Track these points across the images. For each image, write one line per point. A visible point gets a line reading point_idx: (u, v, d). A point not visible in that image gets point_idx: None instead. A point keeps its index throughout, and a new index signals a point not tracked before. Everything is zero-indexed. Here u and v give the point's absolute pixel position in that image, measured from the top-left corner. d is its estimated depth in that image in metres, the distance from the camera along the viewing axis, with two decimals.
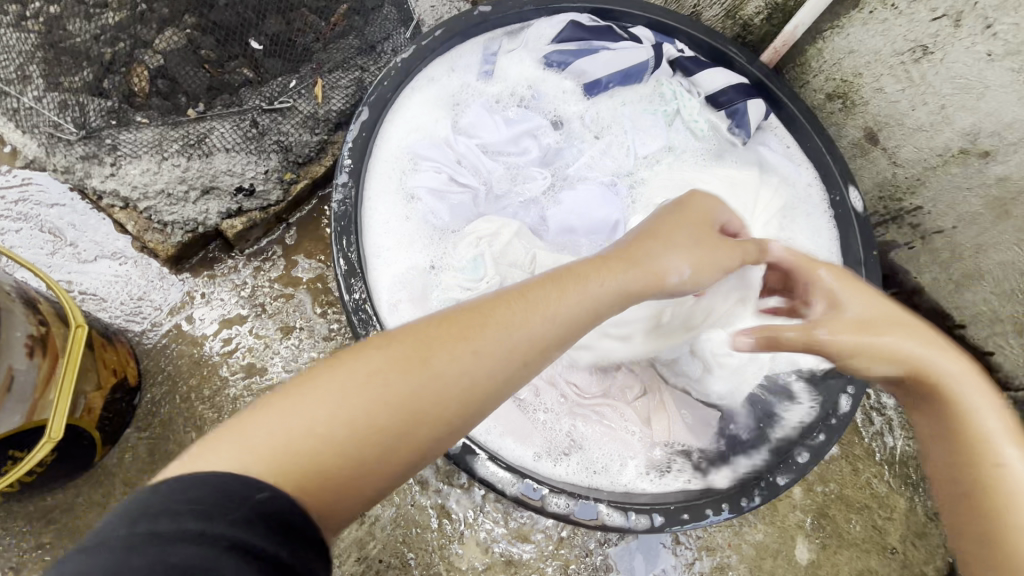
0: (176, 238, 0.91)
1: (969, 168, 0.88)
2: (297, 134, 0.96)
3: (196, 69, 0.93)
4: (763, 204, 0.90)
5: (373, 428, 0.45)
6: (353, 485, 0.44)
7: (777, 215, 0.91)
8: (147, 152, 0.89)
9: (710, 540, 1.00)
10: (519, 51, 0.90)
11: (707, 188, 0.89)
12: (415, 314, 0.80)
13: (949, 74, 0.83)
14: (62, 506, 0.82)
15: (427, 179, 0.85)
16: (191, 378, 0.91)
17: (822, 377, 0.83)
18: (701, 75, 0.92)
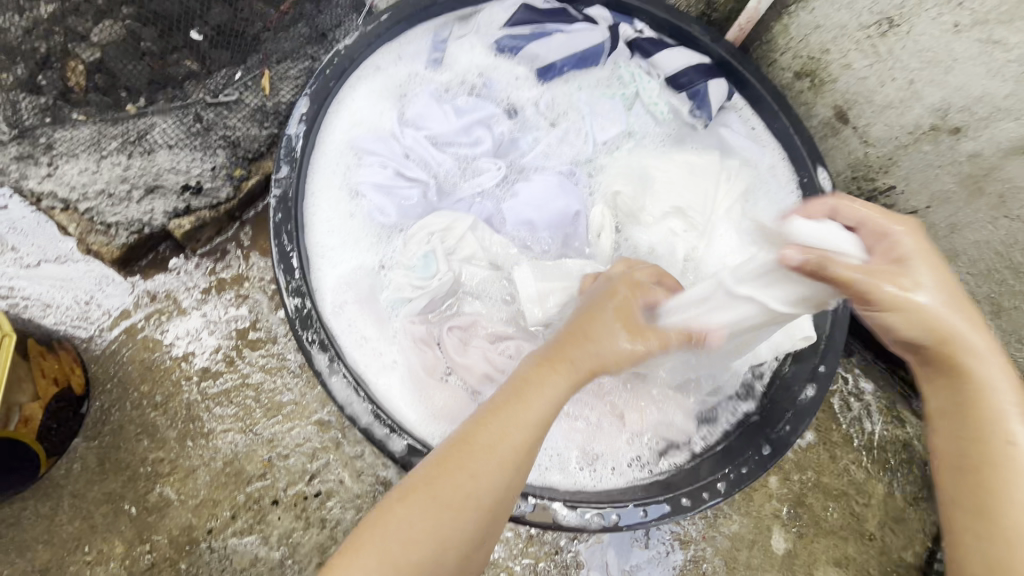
0: (120, 240, 0.88)
1: (941, 145, 0.85)
2: (245, 128, 0.93)
3: (136, 62, 0.87)
4: (725, 191, 0.86)
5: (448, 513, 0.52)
6: None
7: (740, 201, 0.87)
8: (84, 151, 0.86)
9: (684, 532, 0.98)
10: (470, 36, 0.87)
11: (664, 176, 0.85)
12: (361, 315, 0.78)
13: (916, 48, 0.80)
14: (9, 519, 0.80)
15: (371, 175, 0.82)
16: (142, 384, 0.88)
17: (788, 367, 0.83)
18: (660, 55, 0.89)
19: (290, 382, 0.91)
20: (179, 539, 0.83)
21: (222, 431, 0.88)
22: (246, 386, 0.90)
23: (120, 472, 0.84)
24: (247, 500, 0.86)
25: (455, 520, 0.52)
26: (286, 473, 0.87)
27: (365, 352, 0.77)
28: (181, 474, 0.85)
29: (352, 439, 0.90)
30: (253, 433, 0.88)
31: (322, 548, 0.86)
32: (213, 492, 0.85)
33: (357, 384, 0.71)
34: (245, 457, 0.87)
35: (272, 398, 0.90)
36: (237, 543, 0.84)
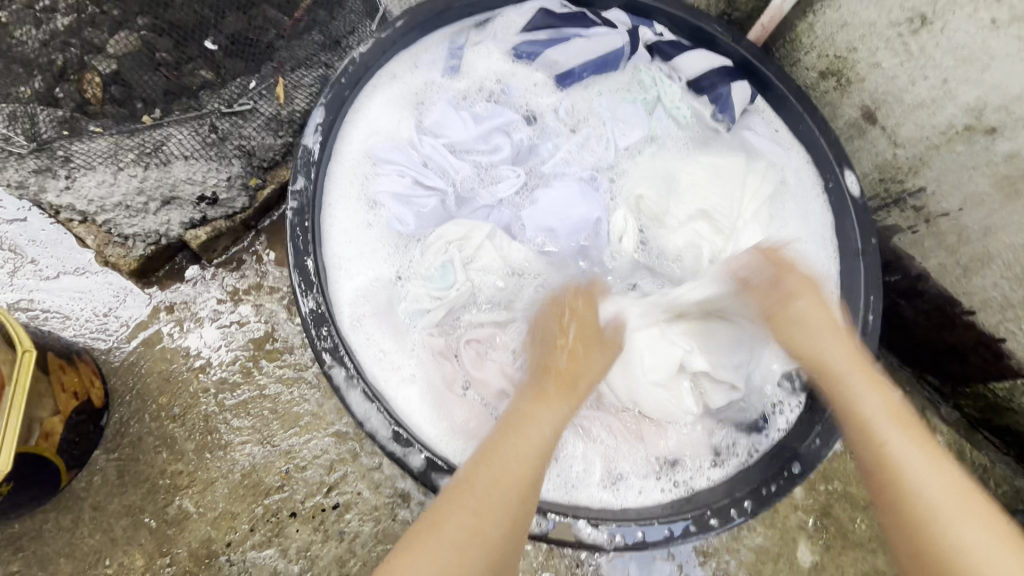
0: (139, 251, 0.89)
1: (975, 145, 0.81)
2: (260, 137, 0.92)
3: (152, 72, 0.87)
4: (752, 191, 0.86)
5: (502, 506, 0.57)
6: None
7: (767, 203, 0.87)
8: (102, 163, 0.84)
9: (707, 545, 0.95)
10: (487, 43, 0.86)
11: (691, 179, 0.84)
12: (382, 329, 0.77)
13: (950, 46, 0.76)
14: (30, 532, 0.80)
15: (389, 183, 0.81)
16: (161, 396, 0.88)
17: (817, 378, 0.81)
18: (682, 58, 0.87)
19: (307, 393, 0.90)
20: (198, 552, 0.83)
21: (240, 443, 0.88)
22: (263, 398, 0.90)
23: (139, 485, 0.84)
24: (265, 513, 0.85)
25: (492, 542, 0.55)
26: (304, 485, 0.87)
27: (384, 367, 0.75)
28: (199, 486, 0.85)
29: (369, 450, 0.89)
30: (271, 445, 0.88)
31: (341, 561, 0.85)
32: (231, 505, 0.85)
33: (376, 400, 0.70)
34: (263, 469, 0.87)
35: (289, 409, 0.90)
36: (256, 556, 0.84)
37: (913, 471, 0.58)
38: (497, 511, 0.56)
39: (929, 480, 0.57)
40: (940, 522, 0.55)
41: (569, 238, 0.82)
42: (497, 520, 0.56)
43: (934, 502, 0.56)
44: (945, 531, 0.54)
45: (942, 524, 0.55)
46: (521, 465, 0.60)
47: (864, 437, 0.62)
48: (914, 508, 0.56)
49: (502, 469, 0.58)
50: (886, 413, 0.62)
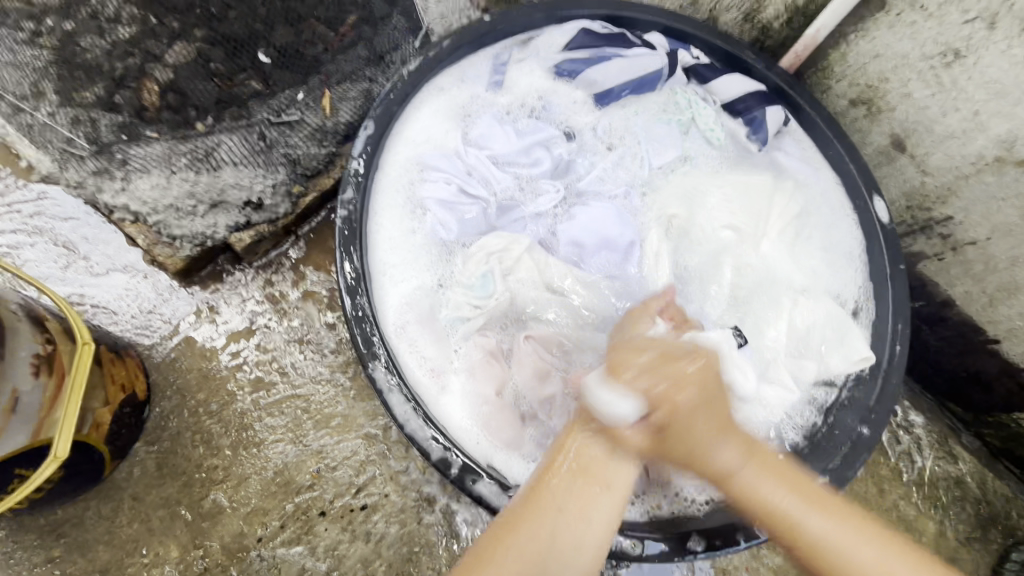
0: (186, 251, 0.93)
1: (1005, 177, 0.83)
2: (305, 147, 0.98)
3: (205, 81, 0.84)
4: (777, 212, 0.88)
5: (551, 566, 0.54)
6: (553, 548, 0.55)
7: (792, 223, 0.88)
8: (157, 167, 0.88)
9: (726, 562, 0.96)
10: (530, 61, 0.90)
11: (716, 200, 0.87)
12: (426, 336, 0.80)
13: (982, 80, 0.78)
14: (72, 520, 0.83)
15: (437, 191, 0.84)
16: (200, 392, 0.91)
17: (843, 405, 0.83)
18: (719, 81, 0.90)
19: (340, 395, 0.93)
20: (230, 546, 0.85)
21: (273, 441, 0.90)
22: (296, 398, 0.92)
23: (176, 477, 0.87)
24: (295, 511, 0.87)
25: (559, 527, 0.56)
26: (333, 485, 0.89)
27: (426, 372, 0.78)
28: (233, 481, 0.88)
29: (398, 453, 0.91)
30: (303, 444, 0.90)
31: (367, 561, 0.87)
32: (263, 501, 0.87)
33: (415, 402, 0.73)
34: (295, 467, 0.89)
35: (321, 410, 0.92)
36: (285, 553, 0.86)
37: (806, 523, 0.57)
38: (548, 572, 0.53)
39: (820, 525, 0.57)
40: (840, 561, 0.55)
41: (596, 258, 0.85)
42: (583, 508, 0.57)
43: (844, 556, 0.56)
44: (840, 572, 0.55)
45: (842, 566, 0.55)
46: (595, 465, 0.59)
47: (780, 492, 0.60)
48: (803, 549, 0.57)
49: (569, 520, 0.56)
50: (792, 492, 0.59)
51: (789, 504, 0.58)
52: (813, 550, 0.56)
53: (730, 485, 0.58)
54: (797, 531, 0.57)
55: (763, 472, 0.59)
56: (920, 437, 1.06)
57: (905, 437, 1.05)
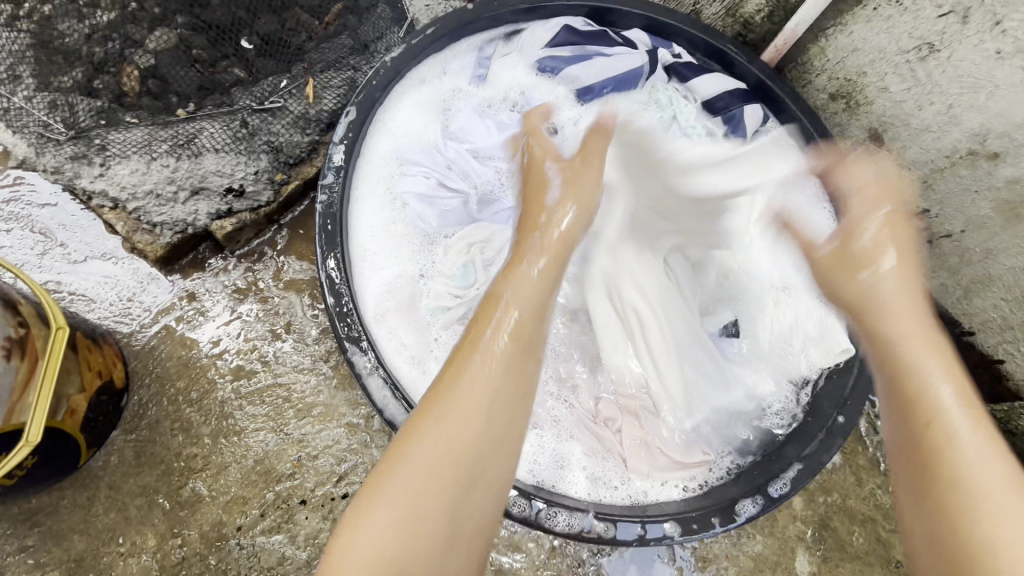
0: (165, 239, 0.91)
1: (978, 170, 0.85)
2: (287, 134, 0.95)
3: (187, 68, 0.90)
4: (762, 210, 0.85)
5: (451, 474, 0.51)
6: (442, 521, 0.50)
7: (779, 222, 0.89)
8: (136, 153, 0.89)
9: (707, 550, 0.97)
10: (513, 55, 0.90)
11: None
12: (405, 325, 0.80)
13: (956, 74, 0.80)
14: (47, 508, 0.82)
15: (415, 185, 0.85)
16: (179, 380, 0.90)
17: (822, 393, 0.84)
18: (697, 80, 0.91)
19: (322, 384, 0.93)
20: (209, 535, 0.85)
21: (254, 430, 0.90)
22: (278, 386, 0.92)
23: (155, 466, 0.86)
24: (276, 499, 0.87)
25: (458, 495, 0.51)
26: (314, 473, 0.89)
27: (405, 360, 0.78)
28: (213, 470, 0.87)
29: (380, 443, 0.91)
30: (284, 433, 0.90)
31: None
32: (243, 489, 0.87)
33: (394, 387, 0.73)
34: (276, 456, 0.89)
35: (303, 399, 0.92)
36: (265, 542, 0.85)
37: (984, 479, 0.51)
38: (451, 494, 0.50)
39: (992, 474, 0.51)
40: (993, 510, 0.49)
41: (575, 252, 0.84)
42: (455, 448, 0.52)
43: (996, 493, 0.50)
44: (984, 516, 0.49)
45: (994, 515, 0.49)
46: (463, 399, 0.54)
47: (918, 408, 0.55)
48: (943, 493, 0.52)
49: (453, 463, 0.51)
50: (963, 408, 0.55)
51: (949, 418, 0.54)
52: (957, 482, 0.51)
53: (951, 432, 0.53)
54: (960, 459, 0.52)
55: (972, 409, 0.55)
56: None
57: None
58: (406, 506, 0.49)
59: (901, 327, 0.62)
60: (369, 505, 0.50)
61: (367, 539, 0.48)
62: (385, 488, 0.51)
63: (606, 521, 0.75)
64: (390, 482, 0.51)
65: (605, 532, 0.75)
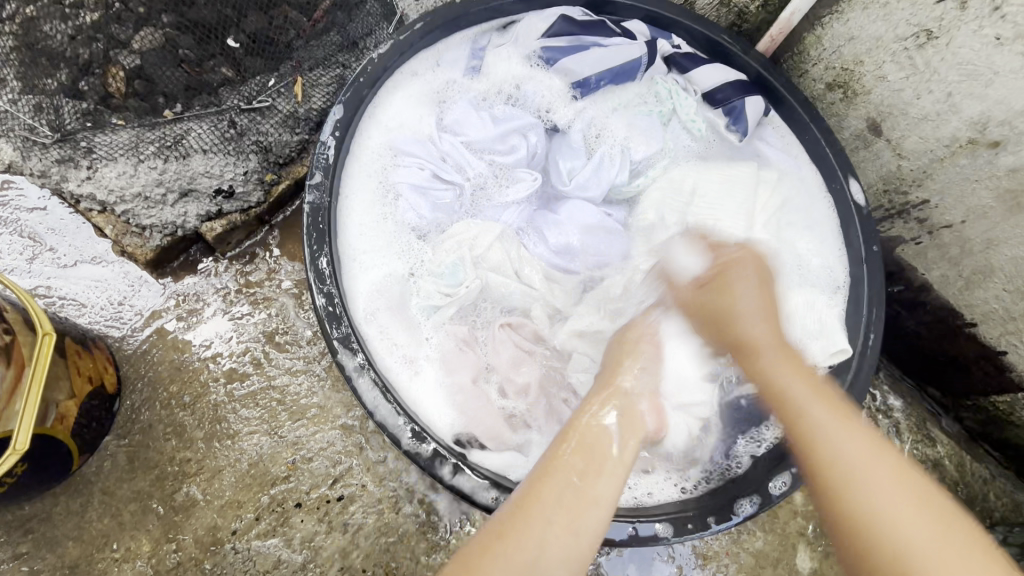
0: (155, 242, 0.90)
1: (978, 159, 0.83)
2: (277, 133, 0.94)
3: (174, 69, 0.88)
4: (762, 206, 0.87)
5: (593, 510, 0.56)
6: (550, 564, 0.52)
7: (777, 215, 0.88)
8: (123, 155, 0.87)
9: (706, 547, 0.96)
10: (508, 47, 0.88)
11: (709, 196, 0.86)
12: (395, 324, 0.79)
13: (955, 61, 0.78)
14: (40, 515, 0.81)
15: (409, 176, 0.84)
16: (171, 384, 0.89)
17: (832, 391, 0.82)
18: (697, 71, 0.89)
19: (315, 385, 0.92)
20: (204, 539, 0.84)
21: (248, 433, 0.89)
22: (271, 389, 0.91)
23: (148, 471, 0.85)
24: (271, 503, 0.86)
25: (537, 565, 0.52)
26: (310, 476, 0.88)
27: (397, 360, 0.77)
28: (207, 474, 0.86)
29: (375, 444, 0.90)
30: (278, 435, 0.89)
31: (344, 552, 0.86)
32: (238, 493, 0.86)
33: (384, 387, 0.72)
34: (270, 459, 0.88)
35: (297, 401, 0.91)
36: (260, 545, 0.85)
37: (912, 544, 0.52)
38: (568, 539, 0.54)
39: (917, 525, 0.53)
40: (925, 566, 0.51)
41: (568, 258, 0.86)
42: (570, 504, 0.55)
43: (890, 516, 0.54)
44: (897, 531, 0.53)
45: (861, 490, 0.56)
46: (555, 490, 0.56)
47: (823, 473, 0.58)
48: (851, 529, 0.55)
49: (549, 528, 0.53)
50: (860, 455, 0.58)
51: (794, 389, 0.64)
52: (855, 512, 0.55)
53: (848, 486, 0.56)
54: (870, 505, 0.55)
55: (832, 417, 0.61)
56: (899, 421, 1.06)
57: (884, 421, 1.05)
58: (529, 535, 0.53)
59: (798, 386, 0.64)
60: (520, 535, 0.53)
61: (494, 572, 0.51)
62: (514, 532, 0.53)
63: None
64: (541, 510, 0.54)
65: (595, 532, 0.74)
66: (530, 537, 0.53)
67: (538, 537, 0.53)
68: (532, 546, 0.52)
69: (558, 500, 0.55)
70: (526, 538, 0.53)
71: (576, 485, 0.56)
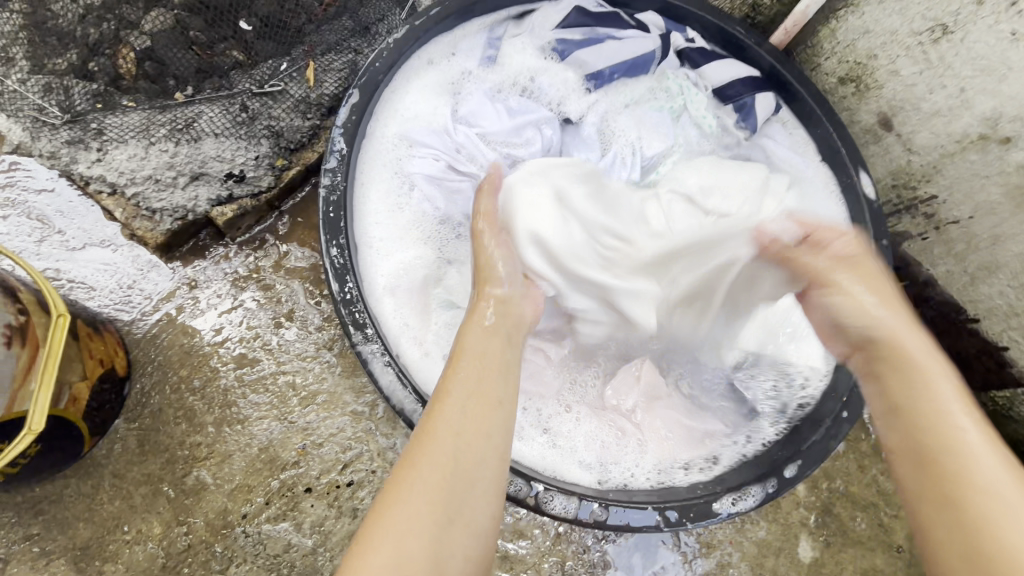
0: (165, 225, 0.89)
1: (990, 155, 0.84)
2: (289, 118, 0.93)
3: (184, 50, 0.90)
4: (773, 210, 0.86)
5: (477, 464, 0.52)
6: (449, 539, 0.48)
7: None
8: (134, 137, 0.87)
9: (711, 537, 0.97)
10: (524, 37, 0.88)
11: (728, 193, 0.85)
12: (411, 313, 0.80)
13: (970, 55, 0.79)
14: (51, 497, 0.82)
15: (424, 167, 0.84)
16: (181, 368, 0.89)
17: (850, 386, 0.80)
18: (710, 66, 0.90)
19: (325, 371, 0.92)
20: (214, 523, 0.85)
21: (258, 418, 0.89)
22: (282, 374, 0.91)
23: (159, 454, 0.85)
24: (281, 487, 0.87)
25: (453, 515, 0.49)
26: (319, 461, 0.88)
27: (409, 343, 0.78)
28: (217, 458, 0.87)
29: (384, 431, 0.90)
30: (288, 421, 0.89)
31: (354, 537, 0.87)
32: (247, 477, 0.86)
33: (398, 371, 0.73)
34: (280, 444, 0.88)
35: (306, 387, 0.91)
36: (270, 529, 0.85)
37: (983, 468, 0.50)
38: (476, 489, 0.51)
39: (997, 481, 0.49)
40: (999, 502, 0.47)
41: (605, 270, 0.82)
42: (461, 455, 0.52)
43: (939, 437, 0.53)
44: (967, 475, 0.50)
45: (969, 458, 0.50)
46: (437, 451, 0.52)
47: (912, 396, 0.56)
48: (939, 445, 0.52)
49: (449, 484, 0.51)
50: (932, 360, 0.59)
51: (888, 325, 0.64)
52: (932, 420, 0.54)
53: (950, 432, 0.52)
54: (944, 414, 0.54)
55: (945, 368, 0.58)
56: None
57: None
58: (412, 529, 0.48)
59: (920, 343, 0.61)
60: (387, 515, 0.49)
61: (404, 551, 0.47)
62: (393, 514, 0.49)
63: (604, 508, 0.75)
64: (419, 459, 0.52)
65: (598, 515, 0.75)
66: (399, 540, 0.47)
67: (430, 503, 0.49)
68: (417, 526, 0.48)
69: (448, 455, 0.52)
70: (396, 546, 0.47)
71: (461, 449, 0.52)
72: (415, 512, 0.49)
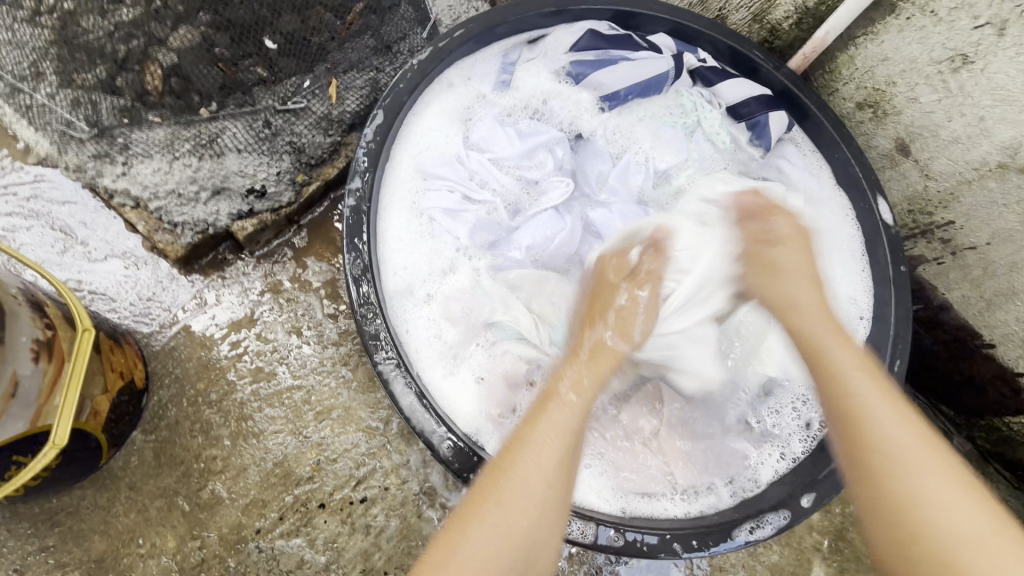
0: (187, 239, 0.90)
1: (1007, 183, 0.84)
2: (311, 135, 0.94)
3: (208, 66, 0.87)
4: None
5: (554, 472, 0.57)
6: (523, 538, 0.54)
7: None
8: (159, 152, 0.88)
9: (723, 561, 0.97)
10: (538, 61, 0.90)
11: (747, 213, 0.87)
12: (427, 327, 0.81)
13: (989, 86, 0.79)
14: (67, 508, 0.82)
15: (440, 200, 0.85)
16: (198, 381, 0.90)
17: None
18: (724, 84, 0.90)
19: (341, 386, 0.92)
20: (228, 537, 0.85)
21: (273, 432, 0.89)
22: (297, 388, 0.92)
23: (175, 467, 0.86)
24: (295, 503, 0.87)
25: (524, 516, 0.54)
26: (333, 477, 0.88)
27: (427, 360, 0.79)
28: (232, 472, 0.87)
29: (398, 447, 0.90)
30: (303, 436, 0.90)
31: (367, 554, 0.87)
32: (262, 492, 0.87)
33: (419, 393, 0.74)
34: (295, 459, 0.88)
35: (321, 402, 0.91)
36: (284, 545, 0.85)
37: (919, 472, 0.53)
38: (544, 491, 0.56)
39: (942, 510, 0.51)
40: (920, 501, 0.52)
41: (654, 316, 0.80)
42: (542, 463, 0.56)
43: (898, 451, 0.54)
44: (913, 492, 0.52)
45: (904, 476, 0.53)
46: (517, 469, 0.56)
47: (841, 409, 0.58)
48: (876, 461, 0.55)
49: (524, 495, 0.55)
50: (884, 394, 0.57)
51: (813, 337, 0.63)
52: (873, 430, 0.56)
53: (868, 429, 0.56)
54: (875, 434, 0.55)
55: (871, 371, 0.60)
56: None
57: None
58: (501, 516, 0.54)
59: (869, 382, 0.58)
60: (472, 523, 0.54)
61: (472, 553, 0.52)
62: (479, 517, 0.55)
63: (623, 533, 0.75)
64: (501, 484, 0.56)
65: (614, 541, 0.74)
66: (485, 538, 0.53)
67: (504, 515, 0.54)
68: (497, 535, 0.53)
69: (524, 469, 0.56)
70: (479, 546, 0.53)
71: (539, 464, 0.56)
72: (505, 522, 0.54)
